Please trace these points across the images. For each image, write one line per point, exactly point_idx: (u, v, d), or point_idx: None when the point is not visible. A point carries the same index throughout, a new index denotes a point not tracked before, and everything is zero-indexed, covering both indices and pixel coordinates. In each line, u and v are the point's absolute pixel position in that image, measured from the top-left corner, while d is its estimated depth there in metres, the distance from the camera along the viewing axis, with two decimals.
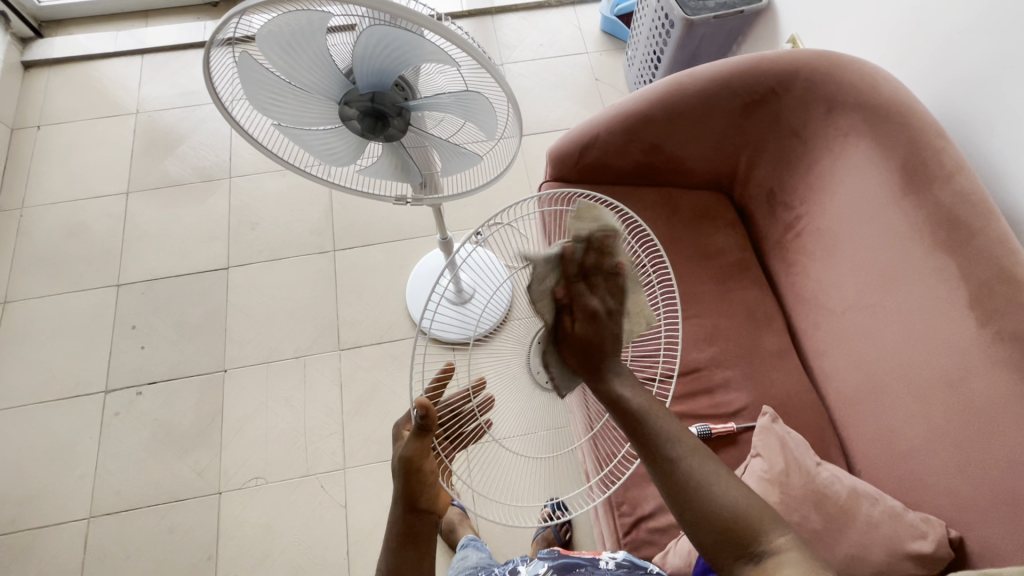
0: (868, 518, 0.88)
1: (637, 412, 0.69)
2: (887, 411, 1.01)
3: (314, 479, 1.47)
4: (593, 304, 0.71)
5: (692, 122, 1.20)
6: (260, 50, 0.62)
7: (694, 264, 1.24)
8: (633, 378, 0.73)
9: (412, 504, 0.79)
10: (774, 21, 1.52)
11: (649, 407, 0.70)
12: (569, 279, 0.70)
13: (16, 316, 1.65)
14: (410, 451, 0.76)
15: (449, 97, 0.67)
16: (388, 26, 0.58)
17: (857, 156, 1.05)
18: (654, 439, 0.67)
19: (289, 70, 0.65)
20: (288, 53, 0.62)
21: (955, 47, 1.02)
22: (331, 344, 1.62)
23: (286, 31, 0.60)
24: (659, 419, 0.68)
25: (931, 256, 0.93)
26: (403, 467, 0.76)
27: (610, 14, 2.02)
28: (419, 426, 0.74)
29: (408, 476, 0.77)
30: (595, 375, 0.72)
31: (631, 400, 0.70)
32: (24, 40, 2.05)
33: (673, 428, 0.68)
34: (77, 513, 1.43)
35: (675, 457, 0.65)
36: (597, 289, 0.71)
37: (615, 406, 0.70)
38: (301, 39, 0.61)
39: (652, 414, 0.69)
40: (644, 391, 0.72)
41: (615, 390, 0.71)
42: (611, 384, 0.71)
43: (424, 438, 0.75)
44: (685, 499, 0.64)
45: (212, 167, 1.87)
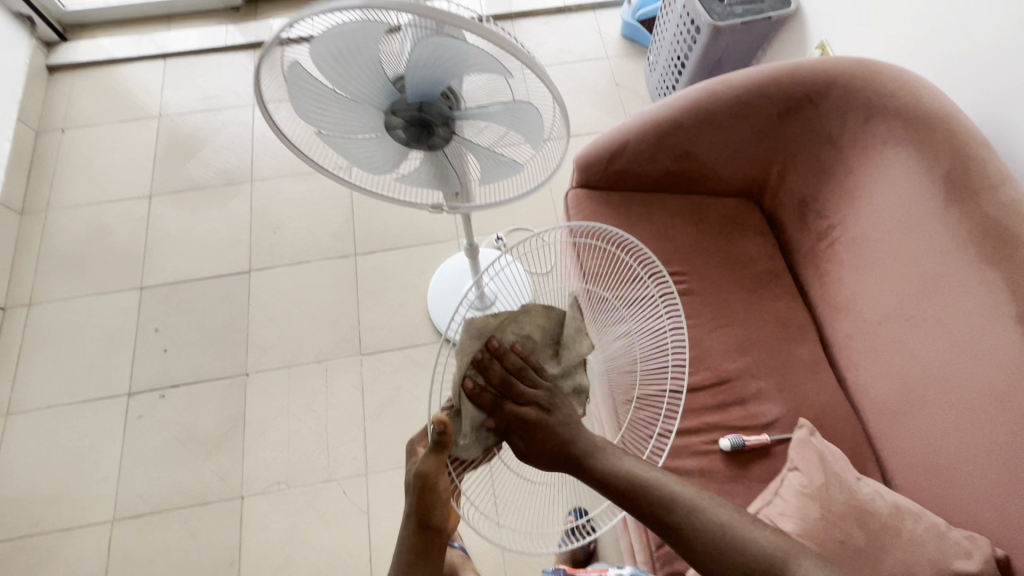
0: (911, 535, 0.86)
1: (633, 484, 0.73)
2: (927, 425, 0.99)
3: (336, 485, 1.46)
4: (525, 413, 0.77)
5: (724, 130, 1.20)
6: (312, 60, 0.62)
7: (725, 273, 1.23)
8: (611, 448, 0.77)
9: (424, 518, 0.80)
10: (802, 27, 1.50)
11: (646, 476, 0.74)
12: (495, 404, 0.77)
13: (41, 318, 1.66)
14: (427, 468, 0.74)
15: (498, 106, 0.67)
16: (442, 35, 0.57)
17: (896, 166, 1.04)
18: (657, 505, 0.73)
19: (338, 78, 0.65)
20: (340, 62, 0.62)
21: (996, 55, 1.00)
22: (353, 349, 1.62)
23: (338, 42, 0.59)
24: (657, 483, 0.74)
25: (975, 271, 0.92)
26: (418, 483, 0.75)
27: (631, 19, 2.01)
28: (436, 442, 0.72)
29: (422, 493, 0.76)
30: (574, 463, 0.77)
31: (623, 473, 0.74)
32: (49, 44, 2.06)
33: (674, 486, 0.74)
34: (101, 515, 1.43)
35: (683, 515, 0.72)
36: (524, 394, 0.78)
37: (609, 485, 0.74)
38: (354, 46, 0.60)
39: (646, 481, 0.74)
40: (631, 457, 0.77)
41: (604, 467, 0.75)
42: (592, 458, 0.76)
43: (441, 456, 0.73)
44: (703, 548, 0.71)
45: (234, 171, 1.87)
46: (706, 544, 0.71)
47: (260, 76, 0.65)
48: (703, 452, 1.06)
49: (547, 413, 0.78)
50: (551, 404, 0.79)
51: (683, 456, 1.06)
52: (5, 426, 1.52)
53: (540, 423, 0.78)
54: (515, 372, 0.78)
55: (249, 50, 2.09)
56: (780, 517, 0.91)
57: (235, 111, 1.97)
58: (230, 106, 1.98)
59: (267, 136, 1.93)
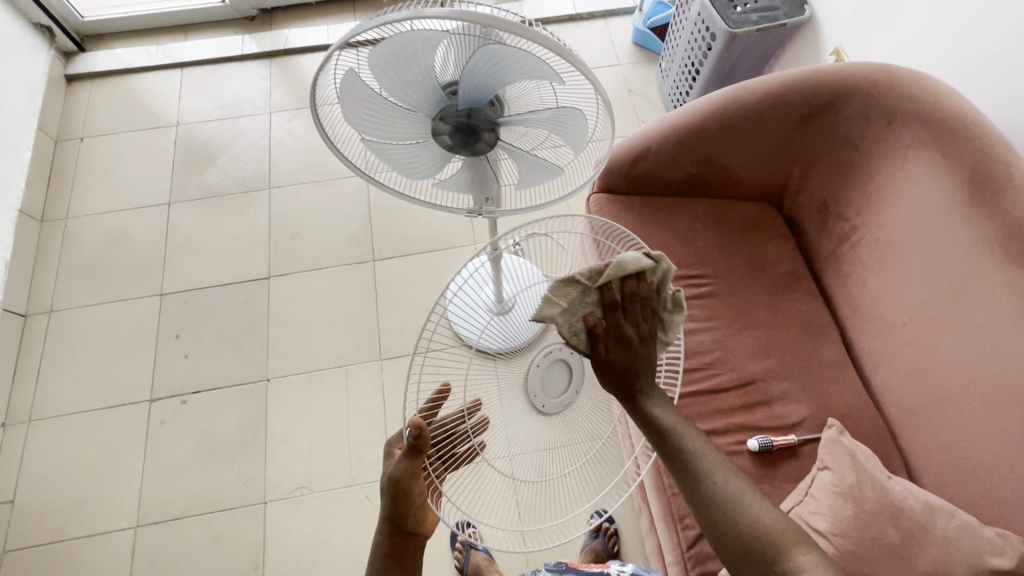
0: (944, 532, 0.87)
1: (667, 429, 0.71)
2: (953, 424, 1.00)
3: (358, 489, 1.47)
4: (628, 330, 0.74)
5: (747, 134, 1.22)
6: (372, 69, 0.65)
7: (747, 275, 1.24)
8: (667, 401, 0.75)
9: (399, 525, 0.76)
10: (816, 34, 1.52)
11: (683, 429, 0.71)
12: (609, 307, 0.73)
13: (62, 325, 1.67)
14: (400, 470, 0.73)
15: (545, 113, 0.72)
16: (501, 46, 0.60)
17: (919, 169, 1.06)
18: (680, 456, 0.70)
19: (394, 86, 0.68)
20: (399, 70, 0.65)
21: (1014, 61, 1.02)
22: (373, 354, 1.62)
23: (399, 51, 0.62)
24: (683, 435, 0.71)
25: (1001, 270, 0.94)
26: (392, 487, 0.74)
27: (643, 26, 2.03)
28: (412, 446, 0.72)
29: (396, 496, 0.74)
30: (631, 398, 0.74)
31: (665, 420, 0.72)
32: (68, 54, 2.09)
33: (704, 448, 0.70)
34: (124, 522, 1.43)
35: (701, 473, 0.68)
36: (634, 318, 0.74)
37: (648, 423, 0.72)
38: (416, 54, 0.63)
39: (679, 433, 0.71)
40: (674, 411, 0.74)
41: (652, 408, 0.73)
42: (653, 406, 0.73)
43: (413, 458, 0.73)
44: (712, 511, 0.66)
45: (252, 178, 1.89)
46: (715, 509, 0.66)
47: (320, 76, 0.68)
48: (731, 452, 1.07)
49: (647, 348, 0.75)
50: (652, 343, 0.75)
51: None
52: (28, 434, 1.53)
53: (638, 356, 0.74)
54: (639, 301, 0.74)
55: (265, 59, 2.11)
56: (812, 515, 0.93)
57: (252, 119, 1.99)
58: (247, 114, 2.00)
59: (285, 143, 1.95)
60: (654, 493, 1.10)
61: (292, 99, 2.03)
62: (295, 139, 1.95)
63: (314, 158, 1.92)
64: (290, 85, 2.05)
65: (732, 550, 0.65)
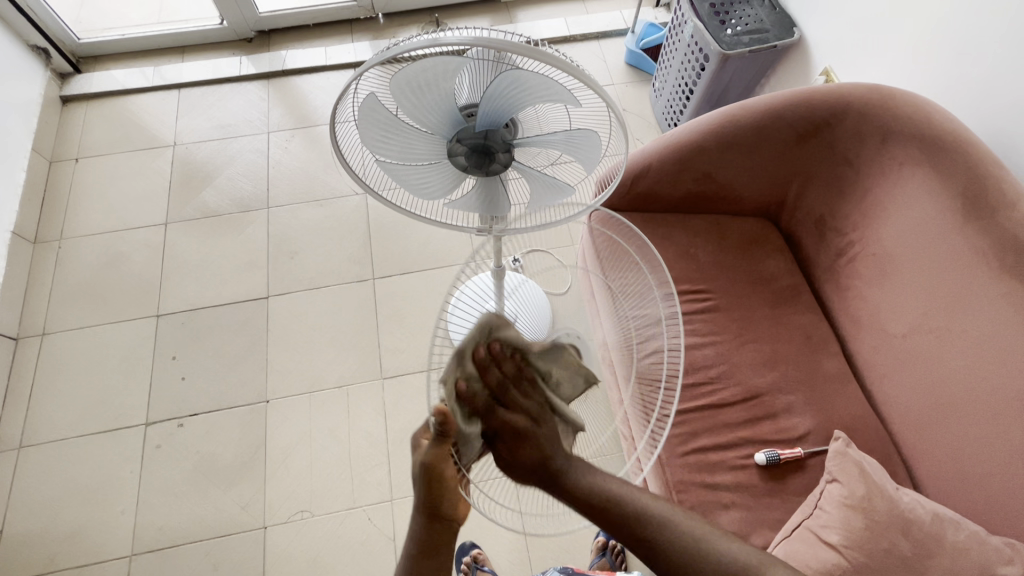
0: (954, 543, 0.88)
1: (605, 501, 0.75)
2: (956, 434, 1.01)
3: (360, 512, 1.45)
4: (517, 422, 0.75)
5: (745, 152, 1.25)
6: (394, 94, 0.67)
7: (749, 290, 1.26)
8: (594, 469, 0.77)
9: (434, 511, 0.77)
10: (807, 54, 1.57)
11: (618, 489, 0.76)
12: (490, 409, 0.75)
13: (54, 347, 1.64)
14: (431, 459, 0.73)
15: (560, 135, 0.75)
16: (521, 72, 0.63)
17: (913, 186, 1.10)
18: (628, 517, 0.75)
19: (413, 109, 0.70)
20: (418, 93, 0.67)
21: (1001, 84, 1.06)
22: (374, 373, 1.61)
23: (420, 77, 0.65)
24: (632, 499, 0.76)
25: (997, 282, 0.97)
26: (426, 477, 0.74)
27: (635, 47, 2.08)
28: (438, 433, 0.71)
29: (428, 486, 0.74)
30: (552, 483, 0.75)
31: (596, 490, 0.75)
32: (63, 75, 2.08)
33: (651, 503, 0.76)
34: (119, 550, 1.39)
35: (659, 527, 0.75)
36: (515, 404, 0.76)
37: (582, 498, 0.75)
38: (435, 80, 0.66)
39: (613, 495, 0.76)
40: (603, 477, 0.77)
41: (579, 484, 0.75)
42: (575, 480, 0.75)
43: (445, 445, 0.72)
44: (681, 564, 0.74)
45: (250, 198, 1.88)
46: (678, 562, 0.74)
47: (341, 102, 0.70)
48: (740, 465, 1.07)
49: (541, 429, 0.76)
50: (544, 419, 0.77)
51: (720, 471, 1.07)
52: (18, 461, 1.49)
53: (533, 437, 0.75)
54: (513, 383, 0.77)
55: (262, 80, 2.12)
56: (824, 529, 0.93)
57: (250, 139, 1.99)
58: (245, 134, 2.00)
59: (283, 163, 1.95)
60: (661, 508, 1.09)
61: (289, 120, 2.04)
62: (293, 159, 1.96)
63: (312, 178, 1.92)
64: (288, 106, 2.07)
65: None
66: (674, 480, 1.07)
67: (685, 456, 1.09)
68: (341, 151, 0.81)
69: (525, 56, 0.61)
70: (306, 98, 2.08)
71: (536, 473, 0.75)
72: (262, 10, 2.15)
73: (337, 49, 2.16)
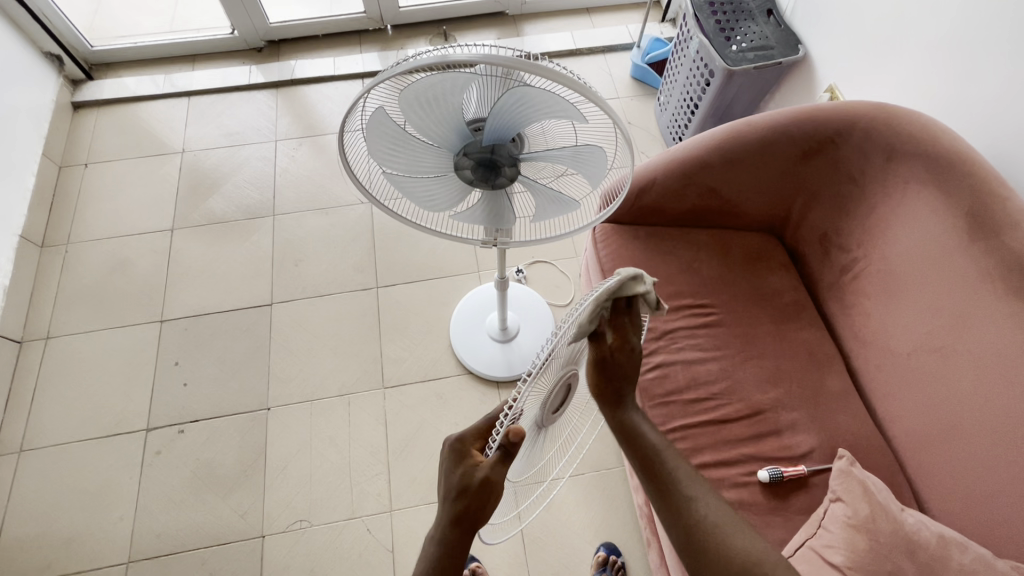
0: (961, 566, 0.87)
1: (652, 448, 0.78)
2: (962, 455, 1.00)
3: (359, 522, 1.44)
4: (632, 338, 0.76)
5: (749, 167, 1.26)
6: (402, 109, 0.68)
7: (752, 305, 1.26)
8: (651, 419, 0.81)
9: (465, 524, 0.72)
10: (811, 72, 1.59)
11: (665, 448, 0.79)
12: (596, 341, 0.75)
13: (58, 352, 1.64)
14: (495, 473, 0.69)
15: (566, 151, 0.76)
16: (529, 89, 0.64)
17: (919, 205, 1.10)
18: (671, 477, 0.77)
19: (421, 124, 0.71)
20: (426, 108, 0.68)
21: (1005, 101, 1.07)
22: (376, 383, 1.61)
23: (429, 92, 0.66)
24: (675, 466, 0.77)
25: (1003, 301, 0.97)
26: (480, 490, 0.70)
27: (640, 61, 2.10)
28: (506, 450, 0.68)
29: (474, 499, 0.70)
30: (620, 406, 0.80)
31: (650, 437, 0.78)
32: (75, 82, 2.11)
33: (688, 475, 0.77)
34: (116, 558, 1.38)
35: (687, 503, 0.75)
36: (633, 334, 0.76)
37: (630, 438, 0.79)
38: (444, 94, 0.66)
39: (665, 451, 0.79)
40: (659, 432, 0.80)
41: (639, 428, 0.79)
42: (633, 420, 0.80)
43: (509, 461, 0.69)
44: (693, 547, 0.73)
45: (256, 205, 1.90)
46: (694, 542, 0.73)
47: (350, 114, 0.71)
48: (742, 483, 1.07)
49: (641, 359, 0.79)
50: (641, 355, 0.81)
51: (722, 488, 1.07)
52: (18, 465, 1.49)
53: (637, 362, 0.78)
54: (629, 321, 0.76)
55: (271, 89, 2.14)
56: (827, 549, 0.92)
57: (258, 147, 2.01)
58: (253, 141, 2.02)
59: (290, 171, 1.96)
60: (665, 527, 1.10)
61: (297, 129, 2.06)
62: (300, 167, 1.97)
63: (318, 187, 1.93)
64: (296, 114, 2.08)
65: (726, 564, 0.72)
66: None
67: None
68: (348, 163, 0.81)
69: (531, 73, 0.62)
70: (314, 108, 2.10)
71: (612, 395, 0.79)
72: (272, 20, 2.18)
73: (346, 59, 2.19)
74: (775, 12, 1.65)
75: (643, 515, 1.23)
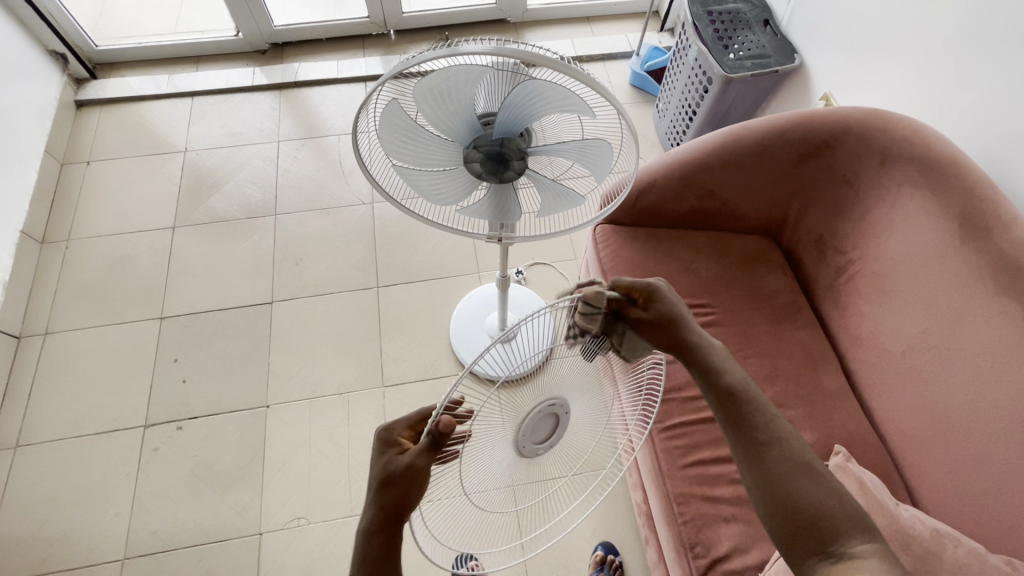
0: (955, 559, 0.88)
1: (736, 388, 0.73)
2: (955, 452, 1.02)
3: (357, 520, 1.44)
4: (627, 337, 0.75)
5: (747, 169, 1.28)
6: (415, 104, 0.71)
7: (749, 306, 1.28)
8: (732, 359, 0.76)
9: (387, 518, 0.69)
10: (806, 80, 1.63)
11: (747, 388, 0.73)
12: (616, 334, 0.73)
13: (55, 347, 1.64)
14: (419, 460, 0.67)
15: (572, 144, 0.78)
16: (539, 83, 0.66)
17: (912, 203, 1.13)
18: (755, 419, 0.70)
19: (434, 118, 0.73)
20: (439, 101, 0.70)
21: (994, 107, 1.10)
22: (375, 381, 1.62)
23: (444, 85, 0.68)
24: (763, 405, 0.72)
25: (994, 301, 0.99)
26: (401, 476, 0.67)
27: (640, 69, 2.14)
28: (432, 440, 0.66)
29: (397, 487, 0.67)
30: (686, 352, 0.75)
31: (734, 379, 0.73)
32: (79, 80, 2.12)
33: (777, 417, 0.71)
34: (110, 555, 1.37)
35: (778, 442, 0.69)
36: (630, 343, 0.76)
37: (714, 381, 0.73)
38: (456, 87, 0.69)
39: (751, 395, 0.72)
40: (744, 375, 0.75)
41: (725, 372, 0.74)
42: (711, 357, 0.75)
43: (435, 451, 0.67)
44: (783, 485, 0.65)
45: (257, 205, 1.91)
46: (782, 480, 0.66)
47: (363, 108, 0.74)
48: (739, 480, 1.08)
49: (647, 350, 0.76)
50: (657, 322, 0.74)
51: (719, 485, 1.08)
52: (14, 460, 1.48)
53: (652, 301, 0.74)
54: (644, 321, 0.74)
55: (274, 90, 2.16)
56: None
57: (260, 147, 2.02)
58: (255, 142, 2.04)
59: (291, 171, 1.98)
60: (662, 520, 1.10)
61: (299, 130, 2.07)
62: (302, 168, 1.99)
63: (319, 187, 1.95)
64: (298, 116, 2.10)
65: (790, 506, 0.65)
66: (675, 492, 1.09)
67: (687, 468, 1.10)
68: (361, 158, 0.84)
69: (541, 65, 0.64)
70: (316, 110, 2.12)
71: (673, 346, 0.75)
72: (276, 22, 2.20)
73: (350, 63, 2.21)
74: (771, 23, 1.69)
75: (641, 512, 1.24)
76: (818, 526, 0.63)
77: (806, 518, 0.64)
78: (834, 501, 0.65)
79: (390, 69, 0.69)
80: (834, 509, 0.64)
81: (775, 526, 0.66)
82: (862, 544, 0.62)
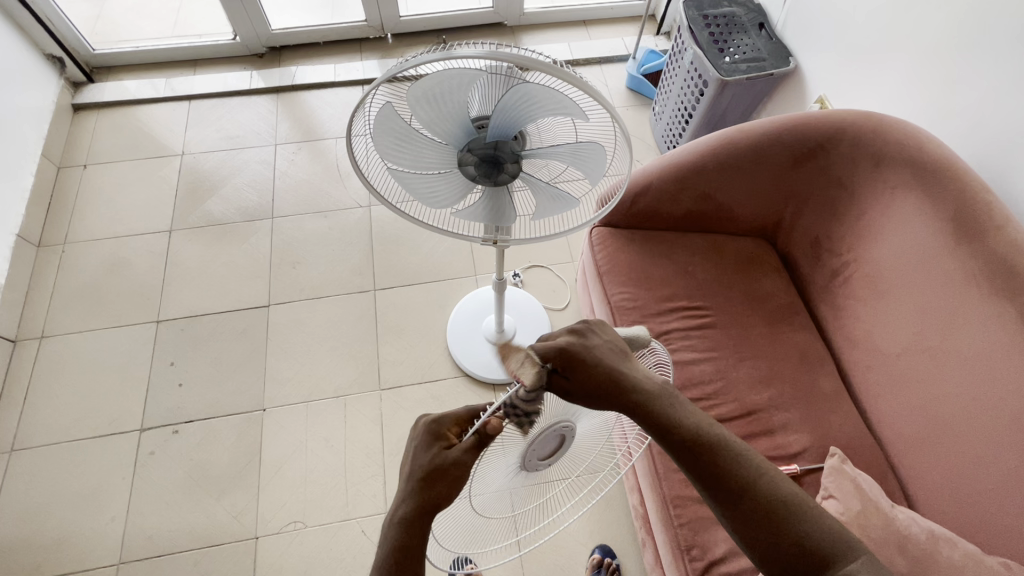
0: (950, 561, 0.88)
1: (697, 431, 0.70)
2: (950, 453, 1.03)
3: (354, 524, 1.43)
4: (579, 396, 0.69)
5: (741, 172, 1.29)
6: (411, 106, 0.71)
7: (745, 308, 1.28)
8: (679, 396, 0.72)
9: (429, 510, 0.68)
10: (801, 83, 1.64)
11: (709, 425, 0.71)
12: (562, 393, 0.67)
13: (51, 351, 1.63)
14: (467, 455, 0.66)
15: (565, 148, 0.78)
16: (532, 86, 0.66)
17: (906, 211, 1.13)
18: (726, 459, 0.69)
19: (430, 121, 0.73)
20: (435, 104, 0.71)
21: (987, 111, 1.11)
22: (372, 385, 1.61)
23: (439, 87, 0.68)
24: (727, 442, 0.71)
25: (987, 303, 1.00)
26: (447, 468, 0.67)
27: (636, 72, 2.14)
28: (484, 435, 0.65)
29: (445, 480, 0.67)
30: (634, 409, 0.70)
31: (693, 423, 0.70)
32: (76, 84, 2.13)
33: (743, 449, 0.71)
34: (106, 560, 1.37)
35: (753, 478, 0.69)
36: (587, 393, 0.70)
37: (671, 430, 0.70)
38: (450, 90, 0.69)
39: (714, 434, 0.71)
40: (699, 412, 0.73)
41: (682, 418, 0.70)
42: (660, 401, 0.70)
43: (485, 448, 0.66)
44: (770, 521, 0.67)
45: (254, 208, 1.91)
46: (767, 514, 0.67)
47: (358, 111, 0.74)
48: None
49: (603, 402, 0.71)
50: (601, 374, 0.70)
51: None
52: (9, 464, 1.47)
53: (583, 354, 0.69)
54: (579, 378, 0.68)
55: (272, 94, 2.16)
56: None
57: (258, 151, 2.02)
58: (253, 145, 2.04)
59: (288, 175, 1.98)
60: (659, 522, 1.10)
61: (296, 133, 2.08)
62: (299, 171, 1.99)
63: (316, 191, 1.95)
64: (295, 119, 2.11)
65: (777, 544, 0.67)
66: (671, 494, 1.09)
67: (683, 470, 1.11)
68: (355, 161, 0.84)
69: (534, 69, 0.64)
70: (314, 113, 2.12)
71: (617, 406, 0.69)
72: (273, 26, 2.21)
73: (347, 66, 2.22)
74: (766, 26, 1.70)
75: (638, 514, 1.24)
76: (811, 556, 0.66)
77: (797, 548, 0.66)
78: (821, 529, 0.67)
79: (385, 72, 0.70)
80: (822, 536, 0.67)
81: (763, 560, 0.68)
82: (853, 566, 0.65)
